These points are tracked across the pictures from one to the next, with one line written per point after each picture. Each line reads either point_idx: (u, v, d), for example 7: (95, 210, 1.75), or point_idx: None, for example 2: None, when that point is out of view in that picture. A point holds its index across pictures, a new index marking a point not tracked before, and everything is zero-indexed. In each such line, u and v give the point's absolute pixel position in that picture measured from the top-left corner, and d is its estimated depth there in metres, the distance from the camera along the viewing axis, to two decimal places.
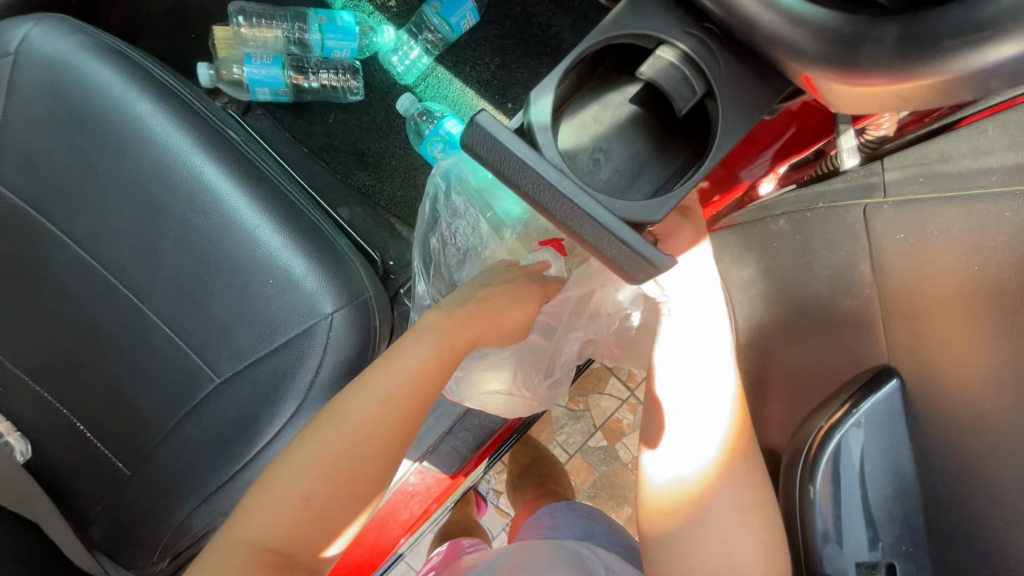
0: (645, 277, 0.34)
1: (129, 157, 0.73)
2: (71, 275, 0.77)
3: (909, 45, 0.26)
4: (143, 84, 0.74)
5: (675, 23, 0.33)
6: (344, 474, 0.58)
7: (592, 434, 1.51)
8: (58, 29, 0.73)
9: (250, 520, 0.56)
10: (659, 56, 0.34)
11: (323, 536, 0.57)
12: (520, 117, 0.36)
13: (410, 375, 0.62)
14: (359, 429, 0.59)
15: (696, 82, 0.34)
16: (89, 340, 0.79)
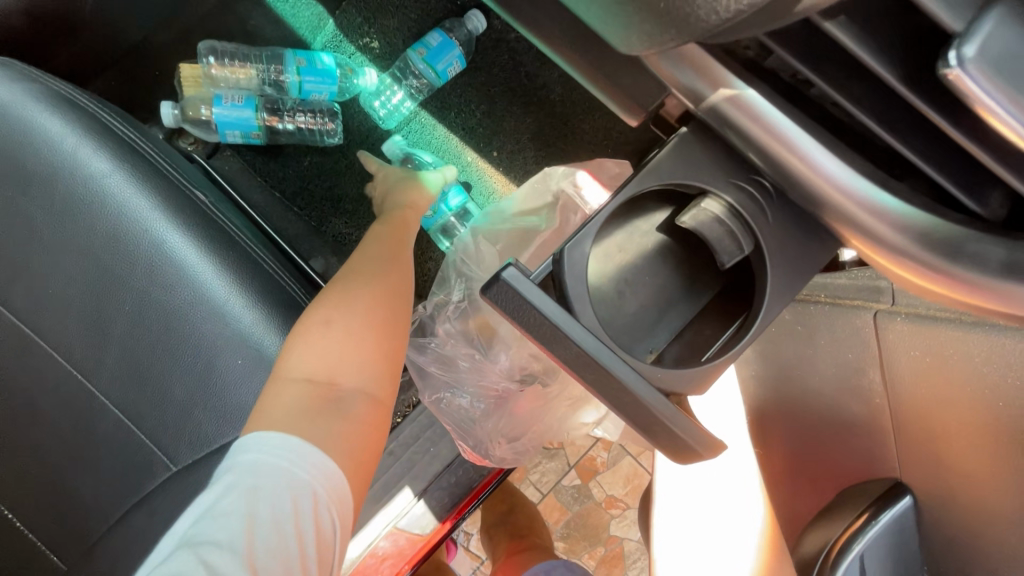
0: (685, 455, 0.30)
1: (82, 223, 0.66)
2: (5, 350, 0.68)
3: (1016, 270, 0.25)
4: (100, 140, 0.67)
5: (722, 174, 0.31)
6: (360, 332, 0.63)
7: (566, 473, 1.45)
8: (2, 76, 0.66)
9: (276, 406, 0.57)
10: (703, 209, 0.31)
11: (348, 401, 0.59)
12: (548, 262, 0.33)
13: (382, 261, 0.72)
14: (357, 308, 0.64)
15: (743, 238, 0.31)
16: (23, 420, 0.70)
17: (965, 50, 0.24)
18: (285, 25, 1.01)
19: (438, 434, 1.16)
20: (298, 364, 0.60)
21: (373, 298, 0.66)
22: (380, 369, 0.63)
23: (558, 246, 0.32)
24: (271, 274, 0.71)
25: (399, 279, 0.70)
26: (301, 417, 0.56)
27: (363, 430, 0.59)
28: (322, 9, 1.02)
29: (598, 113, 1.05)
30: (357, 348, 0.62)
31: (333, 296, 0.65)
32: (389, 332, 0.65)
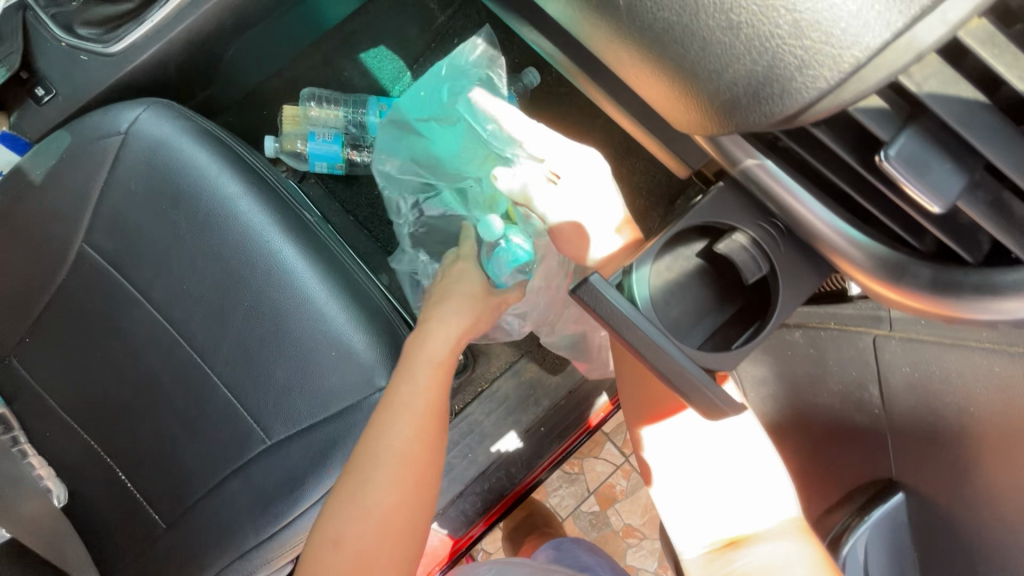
0: (716, 413, 0.41)
1: (215, 232, 0.81)
2: (140, 333, 0.83)
3: (943, 285, 0.35)
4: (235, 169, 0.83)
5: (747, 216, 0.43)
6: (406, 458, 0.68)
7: (584, 498, 1.53)
8: (165, 114, 0.82)
9: (352, 514, 0.65)
10: (734, 240, 0.43)
11: (416, 517, 0.67)
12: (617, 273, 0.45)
13: (434, 379, 0.75)
14: (415, 411, 0.71)
15: (762, 262, 0.43)
16: (147, 393, 0.84)
17: (890, 150, 0.33)
18: (371, 76, 1.17)
19: (475, 443, 1.26)
20: (370, 450, 0.68)
21: (421, 417, 0.70)
22: (421, 476, 0.68)
23: (627, 263, 0.44)
24: (359, 285, 0.85)
25: (438, 399, 0.74)
26: (379, 512, 0.65)
27: (406, 528, 0.65)
28: (402, 64, 1.18)
29: (635, 159, 1.19)
30: (414, 448, 0.68)
31: (389, 412, 0.71)
32: (431, 437, 0.71)
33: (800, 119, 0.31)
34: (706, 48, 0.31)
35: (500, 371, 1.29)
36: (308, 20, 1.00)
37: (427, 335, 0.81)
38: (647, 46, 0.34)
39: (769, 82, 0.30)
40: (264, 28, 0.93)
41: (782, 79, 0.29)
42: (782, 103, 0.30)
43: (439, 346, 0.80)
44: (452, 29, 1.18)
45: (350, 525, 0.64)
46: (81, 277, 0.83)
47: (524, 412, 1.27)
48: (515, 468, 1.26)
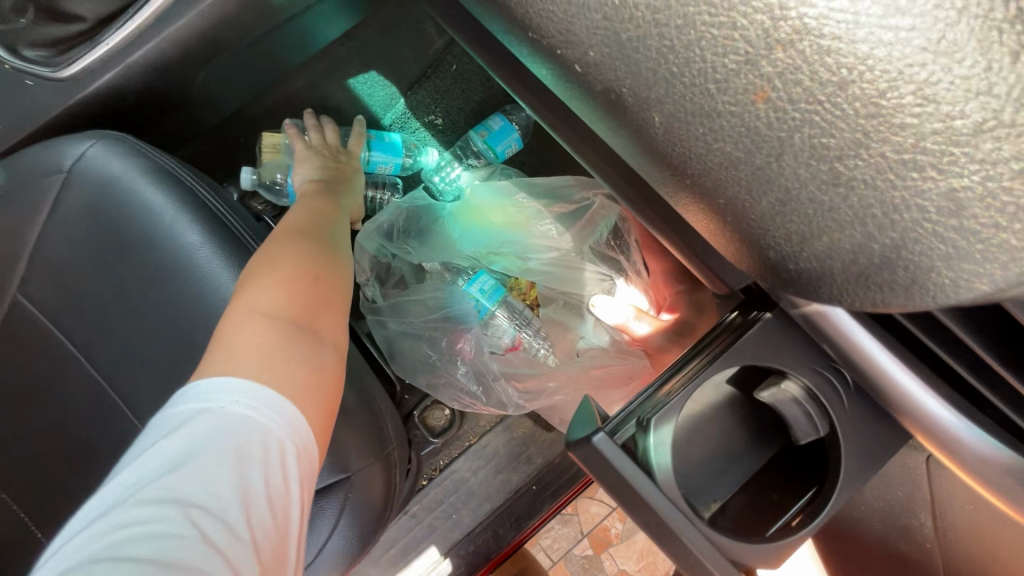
0: None
1: (168, 287, 0.71)
2: (80, 398, 0.73)
3: None
4: (195, 213, 0.73)
5: (807, 363, 0.38)
6: (293, 280, 0.62)
7: (578, 541, 1.42)
8: (118, 149, 0.73)
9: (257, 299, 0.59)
10: (784, 389, 0.38)
11: (308, 356, 0.56)
12: (627, 420, 0.36)
13: (299, 246, 0.67)
14: (286, 276, 0.62)
15: (821, 422, 0.37)
16: (84, 468, 0.73)
17: None
18: (360, 103, 1.09)
19: (460, 501, 1.15)
20: (249, 290, 0.61)
21: (303, 277, 0.63)
22: (322, 315, 0.62)
23: (641, 413, 0.35)
24: None
25: (332, 261, 0.68)
26: (259, 359, 0.53)
27: (317, 381, 0.55)
28: (395, 90, 1.10)
29: None
30: (283, 297, 0.60)
31: (261, 264, 0.64)
32: (316, 293, 0.62)
33: (941, 305, 0.32)
34: (827, 223, 0.33)
35: (490, 426, 1.16)
36: (292, 44, 0.91)
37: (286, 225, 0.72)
38: (740, 211, 0.37)
39: (908, 268, 0.31)
40: (241, 53, 0.84)
41: (919, 266, 0.31)
42: (923, 292, 0.31)
43: (307, 209, 0.79)
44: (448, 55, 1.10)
45: (246, 320, 0.57)
46: (15, 330, 0.73)
47: (516, 469, 1.16)
48: (504, 528, 1.16)
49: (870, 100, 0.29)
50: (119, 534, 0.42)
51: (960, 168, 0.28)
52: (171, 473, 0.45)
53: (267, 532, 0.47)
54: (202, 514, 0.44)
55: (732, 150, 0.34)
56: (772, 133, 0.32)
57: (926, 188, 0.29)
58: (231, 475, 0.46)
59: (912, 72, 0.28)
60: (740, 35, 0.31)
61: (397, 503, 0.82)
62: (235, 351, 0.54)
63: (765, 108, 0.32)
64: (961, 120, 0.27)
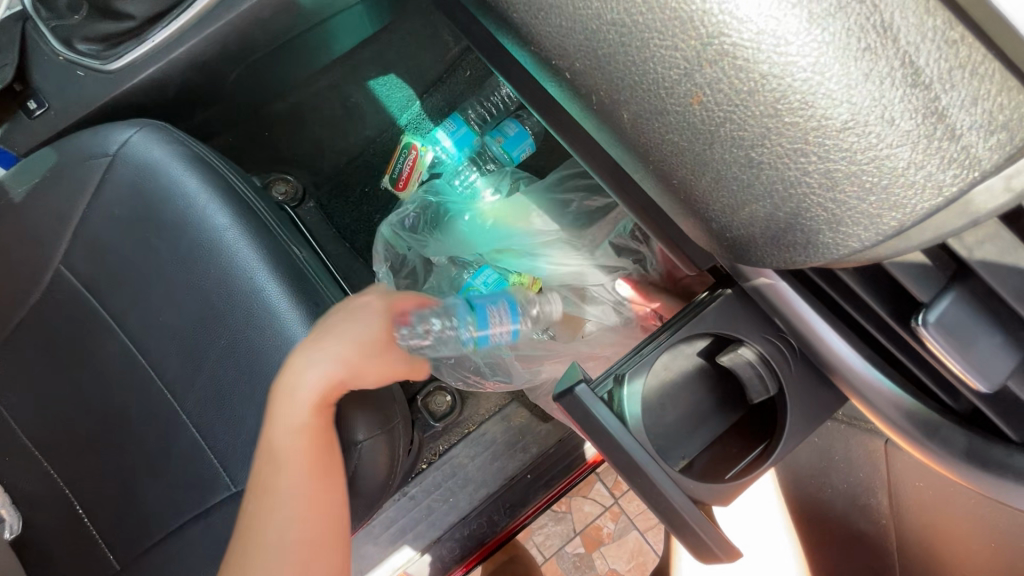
0: (705, 547, 0.38)
1: (196, 264, 0.77)
2: (111, 362, 0.79)
3: (979, 457, 0.37)
4: (224, 198, 0.79)
5: (758, 329, 0.43)
6: (307, 509, 0.65)
7: (570, 538, 1.46)
8: (155, 136, 0.80)
9: (274, 515, 0.65)
10: (740, 352, 0.44)
11: (323, 559, 0.66)
12: (608, 380, 0.42)
13: (300, 490, 0.64)
14: (298, 488, 0.65)
15: (769, 381, 0.43)
16: (112, 428, 0.80)
17: (930, 315, 0.35)
18: (380, 103, 1.16)
19: (457, 487, 1.21)
20: (258, 544, 0.64)
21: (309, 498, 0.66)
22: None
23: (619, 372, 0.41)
24: None
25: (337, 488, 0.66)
26: (292, 569, 0.64)
27: None
28: (412, 92, 1.16)
29: None
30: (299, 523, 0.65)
31: (268, 517, 0.65)
32: (325, 515, 0.67)
33: (840, 264, 0.37)
34: (747, 196, 0.38)
35: (489, 414, 1.24)
36: (317, 46, 0.98)
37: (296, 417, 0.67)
38: (687, 185, 0.41)
39: (806, 231, 0.36)
40: (271, 54, 0.91)
41: (815, 232, 0.36)
42: (817, 251, 0.36)
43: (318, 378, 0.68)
44: (464, 61, 1.16)
45: (269, 539, 0.64)
46: (54, 299, 0.79)
47: (512, 458, 1.22)
48: (498, 515, 1.20)
49: (769, 105, 0.34)
50: None
51: (831, 155, 0.33)
52: None
53: None
54: None
55: (680, 140, 0.39)
56: (705, 126, 0.37)
57: (808, 168, 0.34)
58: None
59: (797, 84, 0.33)
60: (677, 49, 0.36)
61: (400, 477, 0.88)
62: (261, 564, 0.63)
63: (700, 108, 0.37)
64: (833, 118, 0.33)
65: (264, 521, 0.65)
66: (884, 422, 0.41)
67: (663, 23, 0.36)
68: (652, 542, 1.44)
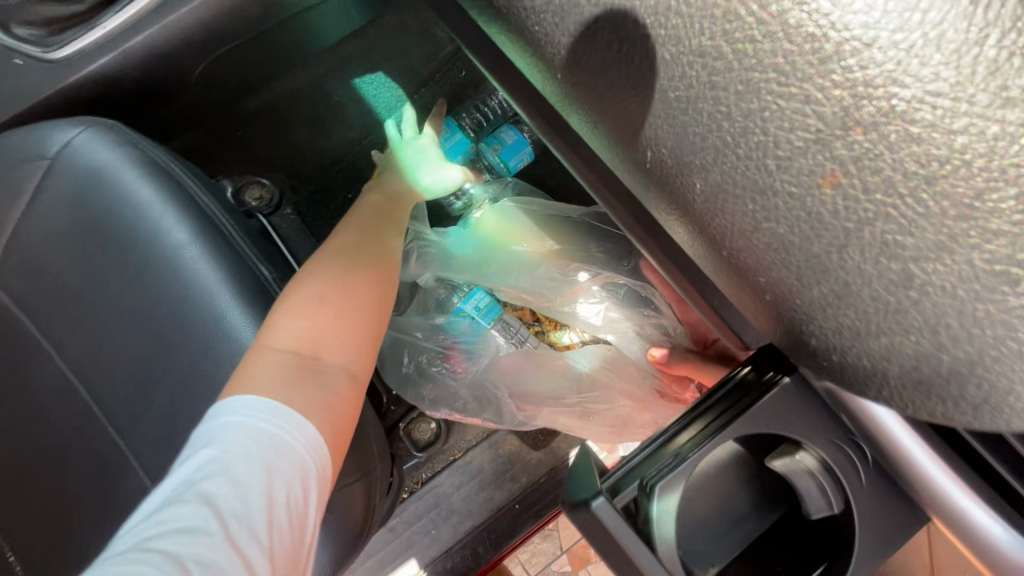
0: None
1: (149, 287, 0.68)
2: (48, 395, 0.69)
3: None
4: (184, 211, 0.70)
5: (824, 436, 0.38)
6: (337, 296, 0.67)
7: (556, 557, 1.39)
8: (105, 138, 0.70)
9: (287, 329, 0.61)
10: (801, 461, 0.38)
11: (343, 360, 0.62)
12: (630, 486, 0.36)
13: (333, 284, 0.68)
14: (343, 280, 0.69)
15: (834, 498, 0.38)
16: (48, 469, 0.70)
17: None
18: (365, 104, 1.06)
19: (440, 518, 1.12)
20: (282, 337, 0.60)
21: (345, 287, 0.68)
22: (351, 342, 0.64)
23: (646, 482, 0.36)
24: None
25: (376, 286, 0.73)
26: (284, 378, 0.57)
27: (349, 400, 0.60)
28: (402, 92, 1.07)
29: None
30: (325, 314, 0.64)
31: (286, 310, 0.63)
32: (358, 316, 0.67)
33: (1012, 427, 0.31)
34: (891, 326, 0.31)
35: (475, 441, 1.14)
36: (298, 39, 0.88)
37: (383, 271, 0.76)
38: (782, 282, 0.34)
39: (983, 385, 0.30)
40: (244, 46, 0.81)
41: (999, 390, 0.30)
42: (992, 412, 0.31)
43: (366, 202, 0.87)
44: (459, 60, 1.07)
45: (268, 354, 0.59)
46: None
47: (499, 488, 1.14)
48: (483, 547, 1.13)
49: (964, 202, 0.28)
50: (163, 534, 0.45)
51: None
52: (180, 531, 0.45)
53: (282, 539, 0.49)
54: (226, 514, 0.47)
55: (779, 228, 0.33)
56: (837, 221, 0.31)
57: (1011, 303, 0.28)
58: (240, 497, 0.48)
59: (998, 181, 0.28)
60: (814, 109, 0.30)
61: (378, 521, 0.80)
62: (293, 322, 0.62)
63: (833, 193, 0.31)
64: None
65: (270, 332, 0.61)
66: (984, 565, 0.34)
67: (788, 59, 0.31)
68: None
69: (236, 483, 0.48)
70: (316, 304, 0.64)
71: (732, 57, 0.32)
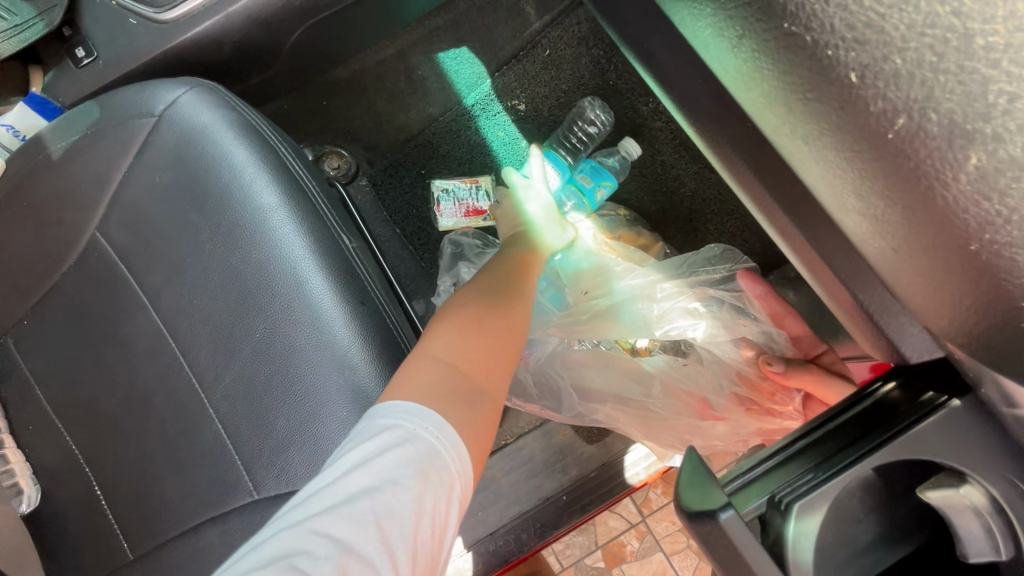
0: None
1: (240, 248, 0.70)
2: (140, 341, 0.73)
3: None
4: (275, 176, 0.72)
5: (989, 468, 0.32)
6: (488, 313, 0.63)
7: (591, 552, 1.37)
8: (207, 99, 0.72)
9: (445, 342, 0.59)
10: (964, 494, 0.32)
11: (490, 383, 0.58)
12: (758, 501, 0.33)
13: (487, 299, 0.65)
14: (493, 295, 0.66)
15: (1004, 543, 0.31)
16: (135, 410, 0.74)
17: None
18: (447, 79, 1.06)
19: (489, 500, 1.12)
20: (437, 350, 0.58)
21: (500, 304, 0.65)
22: (500, 360, 0.60)
23: (780, 493, 0.33)
24: (392, 333, 0.71)
25: (523, 302, 0.68)
26: (442, 391, 0.54)
27: (491, 424, 0.56)
28: (483, 70, 1.06)
29: (726, 217, 1.03)
30: (478, 332, 0.60)
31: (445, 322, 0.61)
32: (507, 333, 0.62)
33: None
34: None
35: (528, 429, 1.17)
36: (391, 8, 0.88)
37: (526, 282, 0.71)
38: None
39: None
40: (340, 13, 0.82)
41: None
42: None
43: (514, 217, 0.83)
44: (545, 39, 1.06)
45: (427, 363, 0.57)
46: (87, 268, 0.73)
47: (549, 478, 1.12)
48: (526, 535, 1.10)
49: None
50: (323, 517, 0.46)
51: None
52: (337, 519, 0.46)
53: (425, 551, 0.48)
54: (382, 513, 0.47)
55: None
56: None
57: None
58: (394, 499, 0.47)
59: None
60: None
61: None
62: (448, 335, 0.60)
63: None
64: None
65: (430, 343, 0.59)
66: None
67: None
68: (677, 566, 1.34)
69: (393, 487, 0.47)
70: (468, 320, 0.61)
71: None
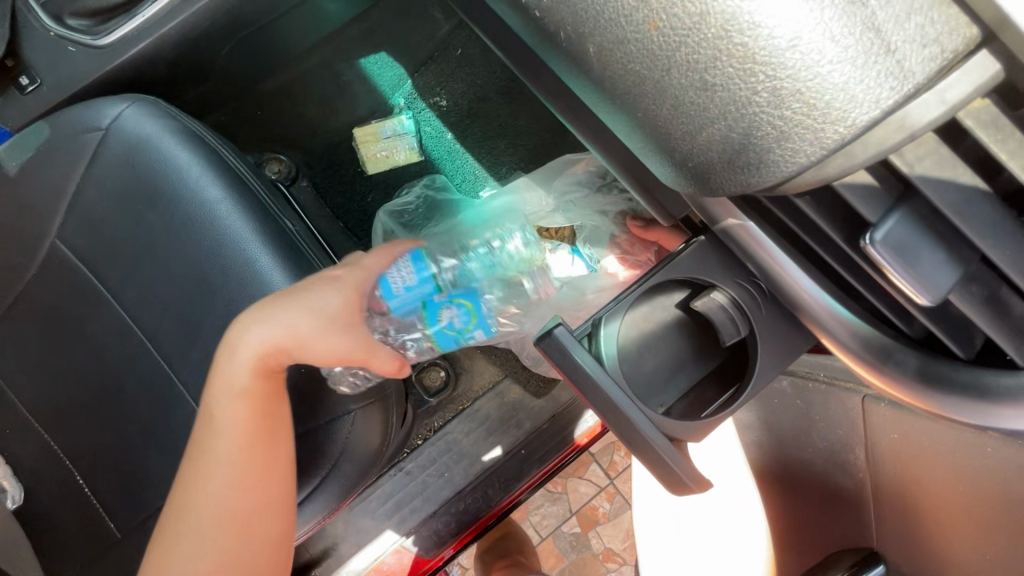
0: (680, 471, 0.39)
1: (192, 239, 0.79)
2: (108, 334, 0.80)
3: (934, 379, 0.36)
4: (217, 173, 0.81)
5: (728, 275, 0.44)
6: (227, 541, 0.61)
7: (566, 519, 1.48)
8: (147, 111, 0.81)
9: (180, 568, 0.60)
10: (712, 296, 0.44)
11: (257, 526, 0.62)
12: (585, 324, 0.44)
13: (233, 464, 0.62)
14: (216, 507, 0.61)
15: (741, 324, 0.43)
16: (109, 398, 0.81)
17: (877, 233, 0.33)
18: (371, 83, 1.16)
19: (453, 462, 1.22)
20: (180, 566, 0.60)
21: (243, 508, 0.62)
22: (249, 531, 0.62)
23: (599, 315, 0.44)
24: None
25: (275, 472, 0.64)
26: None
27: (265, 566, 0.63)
28: (403, 72, 1.17)
29: None
30: (217, 551, 0.60)
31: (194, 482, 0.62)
32: (243, 520, 0.62)
33: (787, 187, 0.35)
34: (700, 120, 0.35)
35: (483, 391, 1.26)
36: (308, 21, 0.98)
37: (278, 410, 0.65)
38: (686, 155, 0.38)
39: (773, 173, 0.34)
40: (261, 28, 0.91)
41: (765, 150, 0.34)
42: (769, 171, 0.34)
43: (278, 329, 0.65)
44: (456, 40, 1.17)
45: (165, 568, 0.61)
46: (51, 274, 0.80)
47: (505, 433, 1.23)
48: (492, 490, 1.22)
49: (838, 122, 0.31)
50: None
51: (965, 179, 0.32)
52: None
53: None
54: None
55: (641, 69, 0.36)
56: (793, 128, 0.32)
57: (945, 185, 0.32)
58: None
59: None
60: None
61: (391, 449, 0.89)
62: (187, 548, 0.60)
63: (815, 118, 0.32)
64: (773, 38, 0.31)
65: (167, 557, 0.61)
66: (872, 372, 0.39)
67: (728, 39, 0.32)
68: None
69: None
70: (199, 560, 0.60)
71: (689, 21, 0.33)
